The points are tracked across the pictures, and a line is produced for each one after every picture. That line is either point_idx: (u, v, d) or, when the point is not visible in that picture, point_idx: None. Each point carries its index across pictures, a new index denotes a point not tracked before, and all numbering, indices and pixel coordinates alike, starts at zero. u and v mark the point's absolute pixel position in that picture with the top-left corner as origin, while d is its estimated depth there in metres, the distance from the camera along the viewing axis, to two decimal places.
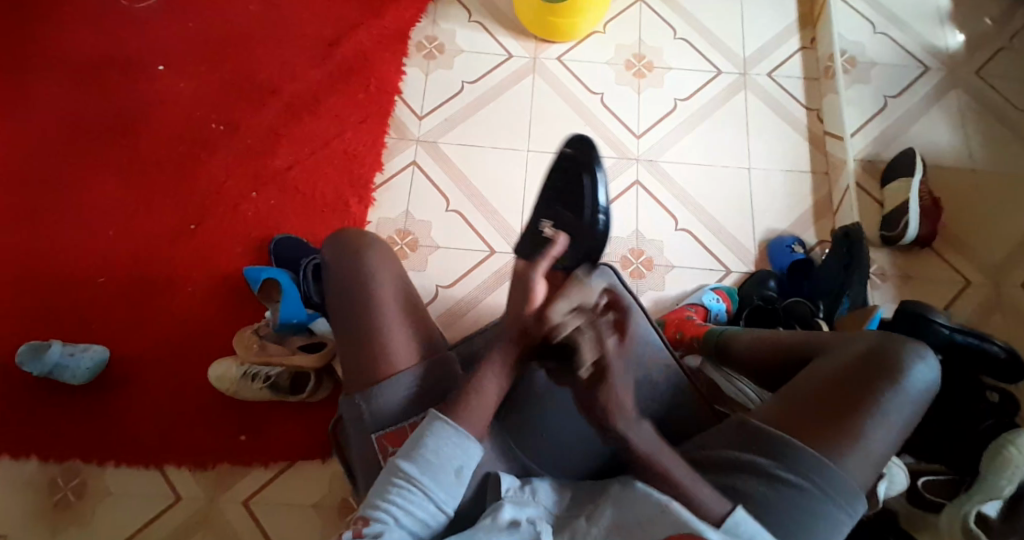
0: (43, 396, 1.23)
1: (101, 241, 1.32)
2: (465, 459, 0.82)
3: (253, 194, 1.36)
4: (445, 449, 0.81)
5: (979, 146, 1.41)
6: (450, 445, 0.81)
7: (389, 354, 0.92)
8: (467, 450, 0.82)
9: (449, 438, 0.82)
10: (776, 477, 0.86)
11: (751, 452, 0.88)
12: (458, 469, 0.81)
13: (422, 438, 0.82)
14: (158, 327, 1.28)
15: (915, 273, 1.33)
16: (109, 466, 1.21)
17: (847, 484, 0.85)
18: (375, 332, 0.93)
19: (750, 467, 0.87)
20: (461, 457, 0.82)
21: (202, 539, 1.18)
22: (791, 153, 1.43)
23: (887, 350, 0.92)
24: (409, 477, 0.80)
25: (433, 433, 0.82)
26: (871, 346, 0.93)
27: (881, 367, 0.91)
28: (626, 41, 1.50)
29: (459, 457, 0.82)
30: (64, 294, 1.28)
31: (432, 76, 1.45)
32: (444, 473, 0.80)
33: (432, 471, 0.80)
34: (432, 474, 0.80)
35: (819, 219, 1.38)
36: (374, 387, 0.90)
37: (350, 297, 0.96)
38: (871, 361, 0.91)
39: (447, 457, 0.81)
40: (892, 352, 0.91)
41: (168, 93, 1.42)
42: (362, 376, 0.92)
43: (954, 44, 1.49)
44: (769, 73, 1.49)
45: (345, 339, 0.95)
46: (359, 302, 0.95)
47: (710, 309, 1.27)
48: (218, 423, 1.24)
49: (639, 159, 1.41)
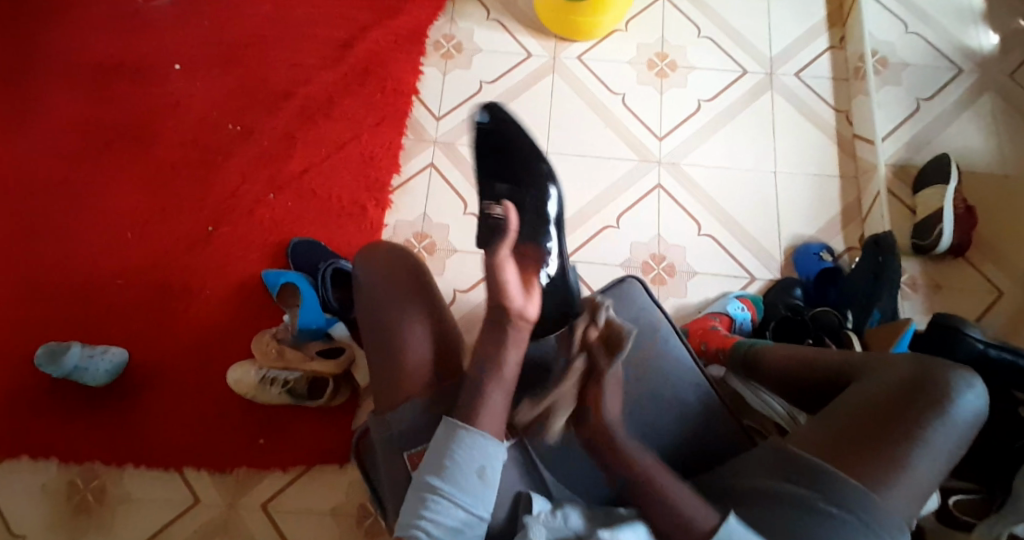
0: (62, 397, 1.24)
1: (121, 244, 1.32)
2: (486, 457, 0.82)
3: (270, 197, 1.35)
4: (462, 452, 0.82)
5: (1015, 150, 1.36)
6: (465, 449, 0.82)
7: (413, 373, 0.93)
8: (483, 447, 0.82)
9: (466, 442, 0.82)
10: (814, 507, 0.84)
11: (788, 482, 0.87)
12: (479, 470, 0.81)
13: (440, 449, 0.82)
14: (177, 331, 1.28)
15: (946, 283, 1.30)
16: (128, 469, 1.21)
17: (890, 516, 0.83)
18: (402, 347, 0.94)
19: (790, 498, 0.86)
20: (479, 457, 0.82)
21: None
22: (819, 156, 1.39)
23: (934, 375, 0.89)
24: (434, 490, 0.81)
25: (447, 439, 0.83)
26: (915, 369, 0.91)
27: (927, 393, 0.88)
28: (647, 40, 1.46)
29: (477, 457, 0.82)
30: (85, 296, 1.29)
31: (449, 76, 1.43)
32: (466, 475, 0.81)
33: (453, 479, 0.81)
34: (455, 481, 0.81)
35: (847, 225, 1.35)
36: (399, 405, 0.91)
37: (377, 306, 0.97)
38: (917, 386, 0.89)
39: (465, 459, 0.81)
40: (937, 378, 0.89)
41: (187, 93, 1.41)
42: (389, 393, 0.93)
43: (988, 44, 1.44)
44: (795, 73, 1.45)
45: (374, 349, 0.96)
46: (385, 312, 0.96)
47: (735, 319, 1.24)
48: (235, 427, 1.24)
49: (660, 162, 1.38)
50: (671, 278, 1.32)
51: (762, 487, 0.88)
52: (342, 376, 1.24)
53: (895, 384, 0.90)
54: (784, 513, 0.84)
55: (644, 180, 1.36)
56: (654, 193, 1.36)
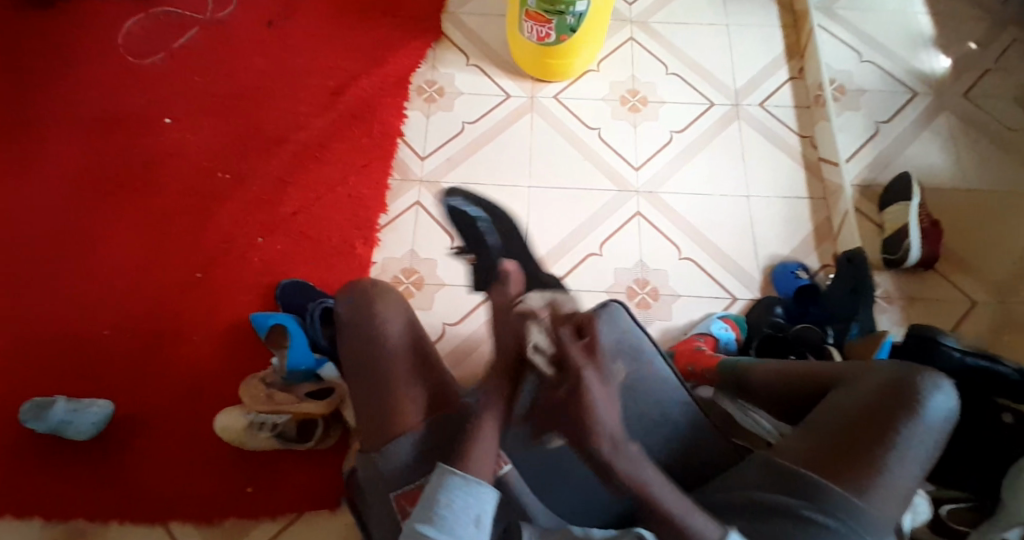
0: (45, 453, 1.20)
1: (103, 294, 1.30)
2: (480, 506, 0.81)
3: (256, 241, 1.35)
4: (457, 500, 0.81)
5: (973, 166, 1.43)
6: (460, 495, 0.81)
7: (398, 413, 0.93)
8: (478, 496, 0.82)
9: (457, 488, 0.82)
10: (803, 517, 0.85)
11: (776, 492, 0.88)
12: (476, 519, 0.81)
13: (432, 494, 0.82)
14: (163, 378, 1.26)
15: (920, 295, 1.34)
16: (114, 524, 1.17)
17: (874, 522, 0.85)
18: (389, 389, 0.95)
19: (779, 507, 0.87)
20: (475, 505, 0.81)
21: None
22: (788, 180, 1.45)
23: (908, 382, 0.92)
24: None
25: (441, 484, 0.83)
26: (889, 378, 0.93)
27: (902, 400, 0.91)
28: (621, 78, 1.52)
29: (473, 505, 0.81)
30: (67, 348, 1.26)
31: (431, 118, 1.46)
32: (460, 526, 0.80)
33: (448, 528, 0.79)
34: (449, 529, 0.79)
35: (821, 243, 1.40)
36: (385, 444, 0.92)
37: (363, 352, 0.98)
38: (891, 394, 0.92)
39: (460, 507, 0.81)
40: (911, 384, 0.92)
41: (169, 144, 1.43)
42: (376, 433, 0.93)
43: (940, 68, 1.52)
44: (761, 104, 1.51)
45: (358, 394, 0.97)
46: (369, 358, 0.97)
47: (720, 338, 1.27)
48: (225, 475, 1.21)
49: (638, 191, 1.41)
50: (655, 302, 1.34)
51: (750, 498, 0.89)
52: (332, 417, 1.22)
53: (870, 393, 0.93)
54: (773, 522, 0.86)
55: (624, 209, 1.40)
56: (634, 221, 1.39)
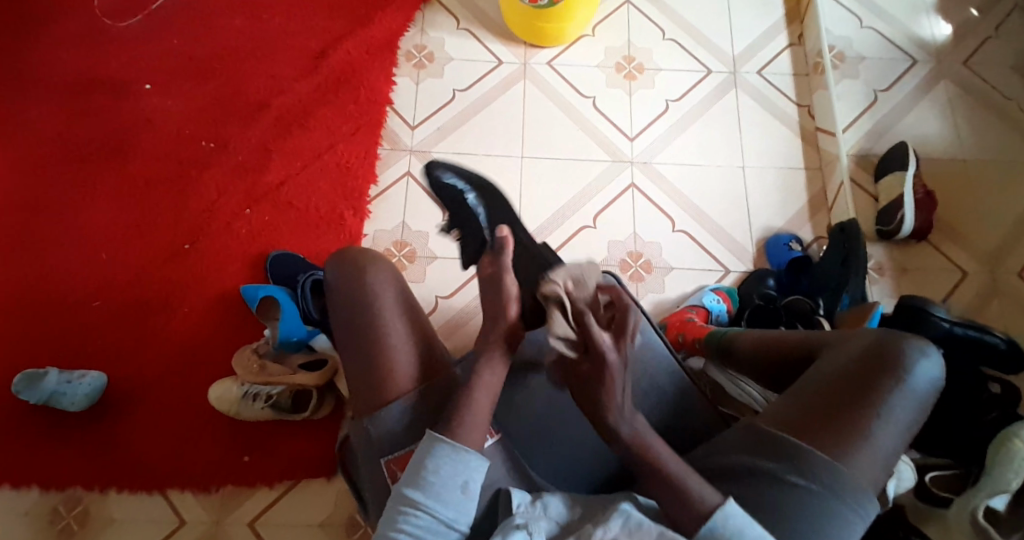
0: (40, 423, 1.21)
1: (94, 264, 1.30)
2: (468, 473, 0.82)
3: (245, 211, 1.34)
4: (445, 467, 0.81)
5: (970, 136, 1.42)
6: (448, 462, 0.81)
7: (390, 376, 0.92)
8: (466, 462, 0.82)
9: (446, 457, 0.82)
10: (784, 479, 0.87)
11: (758, 456, 0.89)
12: (463, 484, 0.81)
13: (419, 460, 0.82)
14: (155, 350, 1.26)
15: (911, 265, 1.34)
16: (111, 493, 1.19)
17: (856, 485, 0.86)
18: (380, 353, 0.93)
19: (763, 472, 0.88)
20: (463, 471, 0.81)
21: None
22: (784, 150, 1.43)
23: (891, 347, 0.93)
24: (418, 504, 0.80)
25: (429, 451, 0.82)
26: (874, 342, 0.94)
27: (886, 364, 0.91)
28: (615, 43, 1.49)
29: (461, 471, 0.81)
30: (58, 320, 1.26)
31: (422, 85, 1.44)
32: (447, 490, 0.81)
33: (436, 494, 0.80)
34: (436, 495, 0.80)
35: (815, 214, 1.39)
36: (379, 409, 0.91)
37: (355, 316, 0.95)
38: (876, 357, 0.92)
39: (448, 475, 0.81)
40: (895, 350, 0.92)
41: (156, 112, 1.40)
42: (368, 398, 0.93)
43: (940, 35, 1.49)
44: (758, 71, 1.49)
45: (348, 360, 0.94)
46: (361, 322, 0.95)
47: (711, 310, 1.27)
48: (219, 444, 1.22)
49: (633, 161, 1.40)
50: (649, 274, 1.34)
51: (735, 462, 0.91)
52: (326, 388, 1.23)
53: (856, 357, 0.93)
54: (758, 488, 0.87)
55: (617, 179, 1.39)
56: (628, 192, 1.38)
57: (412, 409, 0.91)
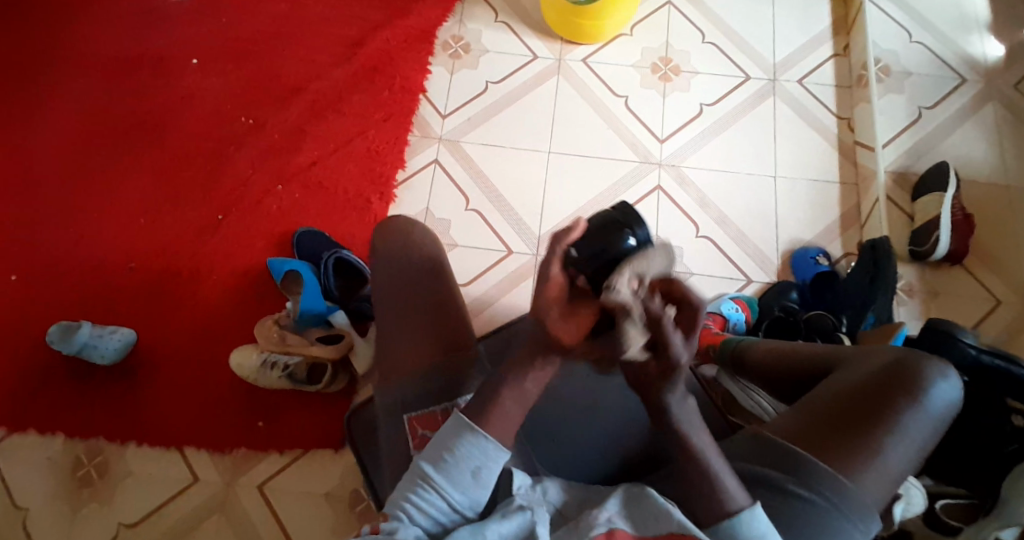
0: (71, 375, 1.28)
1: (134, 229, 1.37)
2: (485, 463, 0.81)
3: (278, 188, 1.39)
4: (463, 449, 0.82)
5: (1017, 160, 1.36)
6: (467, 447, 0.81)
7: (413, 345, 0.96)
8: (484, 450, 0.81)
9: (468, 442, 0.81)
10: (788, 490, 0.86)
11: (765, 466, 0.88)
12: (477, 472, 0.81)
13: (443, 439, 0.82)
14: (183, 314, 1.32)
15: (943, 289, 1.30)
16: (131, 447, 1.25)
17: (861, 501, 0.85)
18: (405, 325, 0.97)
19: (767, 481, 0.87)
20: (479, 458, 0.81)
21: (218, 521, 1.22)
22: (818, 162, 1.41)
23: (910, 364, 0.91)
24: (428, 479, 0.81)
25: (452, 433, 0.82)
26: (893, 360, 0.92)
27: (902, 382, 0.90)
28: (652, 44, 1.49)
29: (477, 460, 0.81)
30: (99, 279, 1.33)
31: (457, 76, 1.46)
32: (460, 471, 0.81)
33: (449, 473, 0.81)
34: (449, 476, 0.81)
35: (845, 230, 1.36)
36: (395, 377, 0.94)
37: (389, 291, 1.00)
38: (894, 375, 0.90)
39: (464, 457, 0.81)
40: (914, 368, 0.90)
41: (202, 88, 1.47)
42: (390, 363, 0.96)
43: (993, 54, 1.44)
44: (798, 80, 1.46)
45: (379, 328, 0.99)
46: (392, 293, 1.00)
47: (728, 319, 1.25)
48: (235, 409, 1.27)
49: (661, 163, 1.40)
50: None
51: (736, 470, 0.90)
52: (341, 363, 1.27)
53: (872, 373, 0.92)
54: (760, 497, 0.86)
55: (643, 181, 1.38)
56: (654, 193, 1.38)
57: (427, 381, 0.93)
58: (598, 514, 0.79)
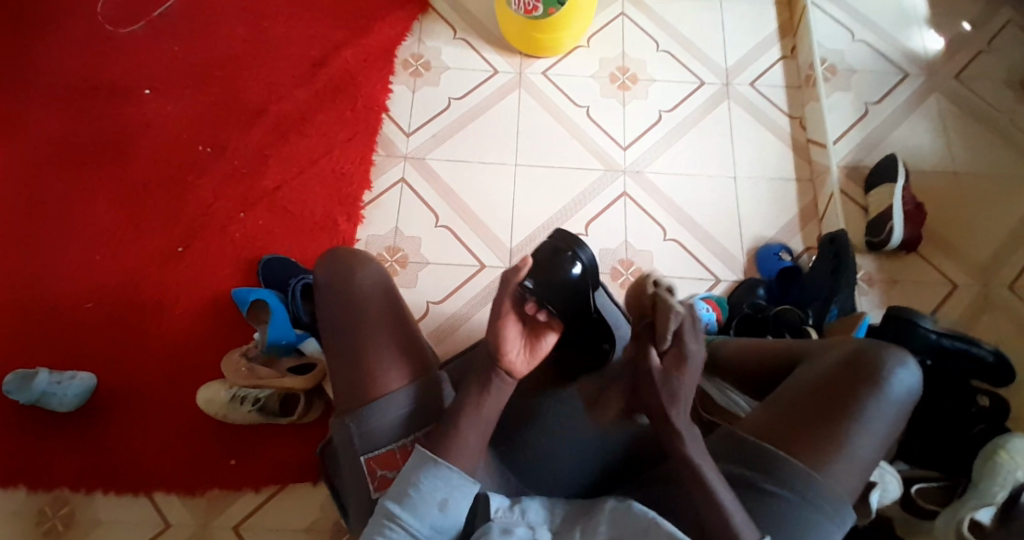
0: (28, 424, 1.21)
1: (86, 266, 1.30)
2: (448, 491, 0.81)
3: (240, 215, 1.35)
4: (425, 482, 0.81)
5: (962, 149, 1.42)
6: (428, 477, 0.81)
7: (376, 376, 0.91)
8: (447, 480, 0.81)
9: (427, 472, 0.81)
10: (763, 489, 0.87)
11: (739, 466, 0.89)
12: (441, 502, 0.80)
13: (406, 474, 0.82)
14: (145, 352, 1.26)
15: (901, 277, 1.34)
16: (98, 495, 1.19)
17: (833, 494, 0.86)
18: (364, 355, 0.92)
19: (742, 481, 0.88)
20: (442, 488, 0.81)
21: None
22: (777, 161, 1.44)
23: (870, 353, 0.92)
24: (393, 517, 0.80)
25: (414, 466, 0.82)
26: (854, 350, 0.93)
27: (863, 371, 0.91)
28: (610, 54, 1.50)
29: (440, 488, 0.81)
30: (50, 321, 1.26)
31: (418, 93, 1.45)
32: (424, 504, 0.80)
33: (413, 508, 0.80)
34: (413, 510, 0.80)
35: (805, 225, 1.40)
36: (364, 408, 0.90)
37: (341, 319, 0.95)
38: (857, 365, 0.91)
39: (427, 489, 0.80)
40: (874, 357, 0.91)
41: (152, 116, 1.41)
42: (352, 396, 0.91)
43: (932, 49, 1.51)
44: (751, 83, 1.50)
45: (337, 358, 0.93)
46: (345, 323, 0.95)
47: (701, 319, 1.26)
48: (207, 448, 1.22)
49: (626, 170, 1.41)
50: None
51: (715, 471, 0.91)
52: (314, 392, 1.22)
53: (835, 364, 0.93)
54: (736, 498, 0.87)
55: (610, 188, 1.39)
56: (621, 200, 1.39)
57: (400, 408, 0.90)
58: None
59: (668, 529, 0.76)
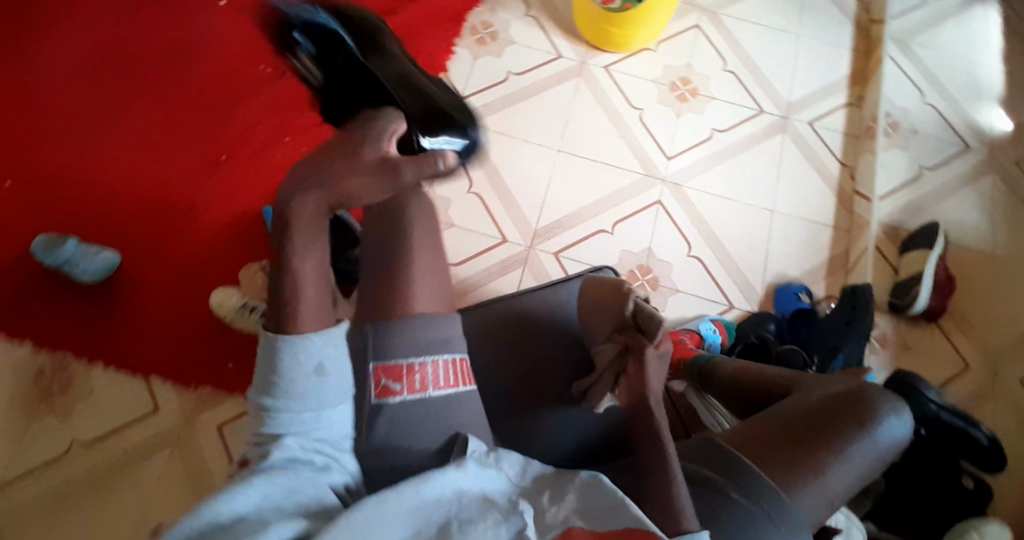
0: (47, 287, 1.27)
1: (132, 154, 1.36)
2: (315, 355, 0.75)
3: (285, 140, 1.40)
4: (287, 356, 0.74)
5: (1006, 233, 1.40)
6: (288, 348, 0.74)
7: (406, 298, 0.85)
8: (309, 346, 0.75)
9: (285, 344, 0.74)
10: (725, 493, 0.85)
11: (709, 468, 0.88)
12: (312, 368, 0.74)
13: (264, 362, 0.75)
14: (169, 246, 1.32)
15: (915, 345, 1.33)
16: (98, 367, 1.25)
17: (797, 516, 0.84)
18: (397, 271, 0.86)
19: (707, 483, 0.86)
20: (308, 357, 0.75)
21: (172, 454, 1.21)
22: (815, 204, 1.44)
23: (864, 395, 0.93)
24: (270, 411, 0.74)
25: (270, 346, 0.75)
26: (848, 389, 0.95)
27: (854, 410, 0.92)
28: (675, 63, 1.51)
29: (306, 357, 0.74)
30: (89, 197, 1.33)
31: (480, 61, 1.47)
32: (296, 379, 0.74)
33: (285, 390, 0.74)
34: (287, 390, 0.74)
35: (832, 274, 1.39)
36: (387, 321, 0.83)
37: (386, 232, 0.89)
38: (848, 403, 0.93)
39: (290, 366, 0.74)
40: (867, 399, 0.93)
41: (224, 28, 1.47)
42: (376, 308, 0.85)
43: (1000, 128, 1.48)
44: (809, 122, 1.50)
45: (370, 273, 0.88)
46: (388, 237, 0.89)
47: (705, 338, 1.27)
48: (209, 349, 1.27)
49: (664, 180, 1.42)
50: (653, 290, 1.35)
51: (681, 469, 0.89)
52: None
53: (828, 397, 0.94)
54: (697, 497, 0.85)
55: (646, 193, 1.40)
56: (653, 207, 1.40)
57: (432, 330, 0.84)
58: (549, 505, 0.77)
59: (633, 511, 0.75)
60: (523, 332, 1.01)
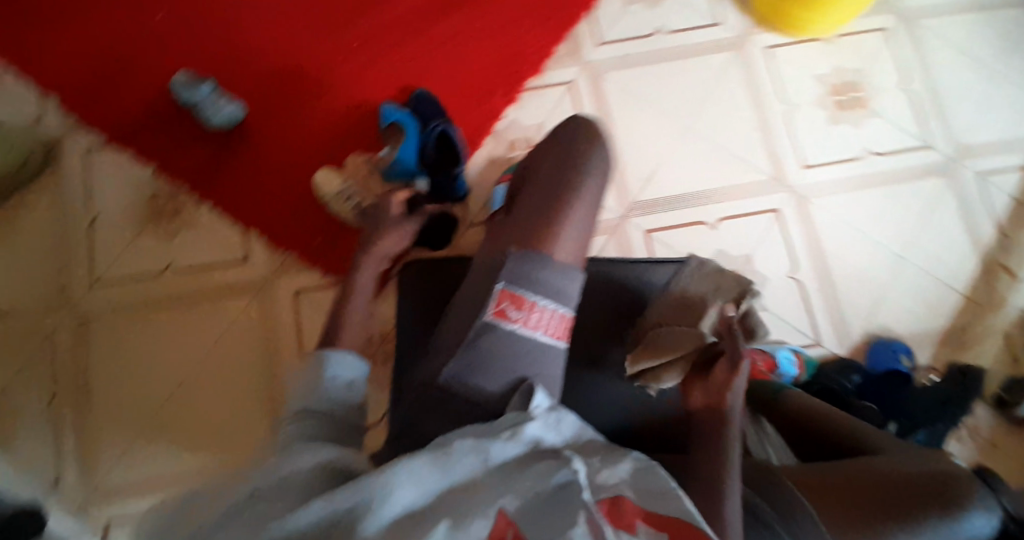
0: (175, 122, 1.35)
1: (274, 17, 1.38)
2: (348, 374, 0.95)
3: (420, 39, 1.37)
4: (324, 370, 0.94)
5: None
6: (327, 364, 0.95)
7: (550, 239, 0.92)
8: (341, 364, 0.95)
9: (321, 362, 0.94)
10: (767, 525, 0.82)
11: (757, 495, 0.85)
12: (345, 382, 0.95)
13: (303, 379, 0.94)
14: (289, 115, 1.36)
15: (1005, 446, 1.21)
16: (203, 207, 1.33)
17: None
18: (549, 212, 0.94)
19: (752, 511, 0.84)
20: (340, 370, 0.95)
21: (252, 302, 1.31)
22: (950, 264, 1.28)
23: (957, 480, 0.78)
24: (300, 413, 0.90)
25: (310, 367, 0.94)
26: (941, 468, 0.80)
27: (938, 491, 0.78)
28: (847, 65, 1.35)
29: (340, 372, 0.95)
30: (230, 47, 1.37)
31: (632, 8, 1.37)
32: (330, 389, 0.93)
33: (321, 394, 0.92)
34: (323, 392, 0.92)
35: (943, 344, 1.25)
36: (526, 252, 0.90)
37: (550, 177, 0.97)
38: (934, 480, 0.79)
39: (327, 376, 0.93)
40: (959, 484, 0.77)
41: None
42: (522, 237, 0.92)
43: None
44: (979, 172, 1.31)
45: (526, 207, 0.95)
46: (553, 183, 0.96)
47: (779, 365, 1.17)
48: (300, 221, 1.32)
49: (792, 190, 1.30)
50: None
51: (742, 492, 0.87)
52: None
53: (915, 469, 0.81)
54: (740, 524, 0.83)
55: (767, 198, 1.30)
56: (770, 214, 1.29)
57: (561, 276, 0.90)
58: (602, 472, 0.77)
59: (679, 504, 0.72)
60: (587, 302, 1.02)
